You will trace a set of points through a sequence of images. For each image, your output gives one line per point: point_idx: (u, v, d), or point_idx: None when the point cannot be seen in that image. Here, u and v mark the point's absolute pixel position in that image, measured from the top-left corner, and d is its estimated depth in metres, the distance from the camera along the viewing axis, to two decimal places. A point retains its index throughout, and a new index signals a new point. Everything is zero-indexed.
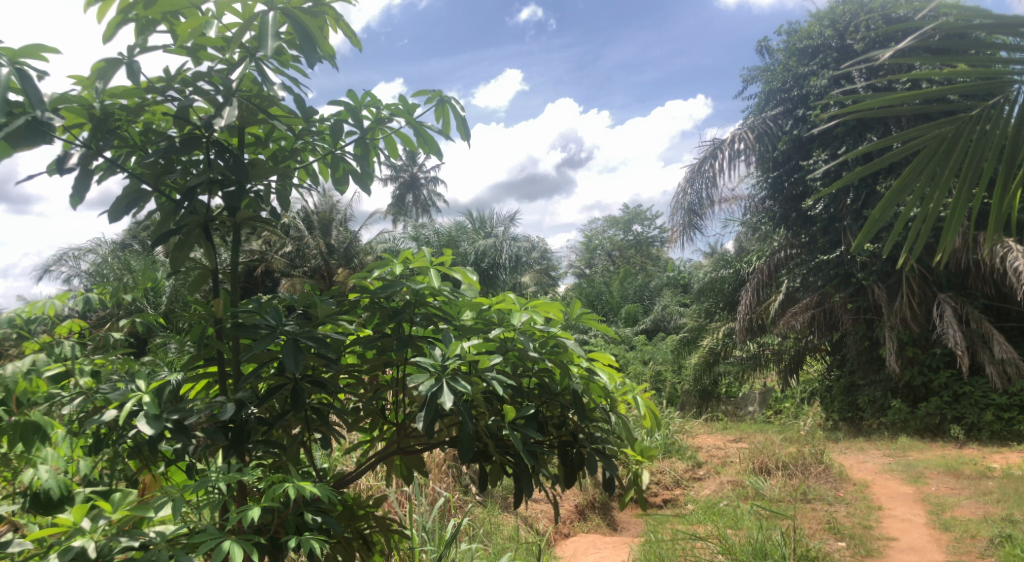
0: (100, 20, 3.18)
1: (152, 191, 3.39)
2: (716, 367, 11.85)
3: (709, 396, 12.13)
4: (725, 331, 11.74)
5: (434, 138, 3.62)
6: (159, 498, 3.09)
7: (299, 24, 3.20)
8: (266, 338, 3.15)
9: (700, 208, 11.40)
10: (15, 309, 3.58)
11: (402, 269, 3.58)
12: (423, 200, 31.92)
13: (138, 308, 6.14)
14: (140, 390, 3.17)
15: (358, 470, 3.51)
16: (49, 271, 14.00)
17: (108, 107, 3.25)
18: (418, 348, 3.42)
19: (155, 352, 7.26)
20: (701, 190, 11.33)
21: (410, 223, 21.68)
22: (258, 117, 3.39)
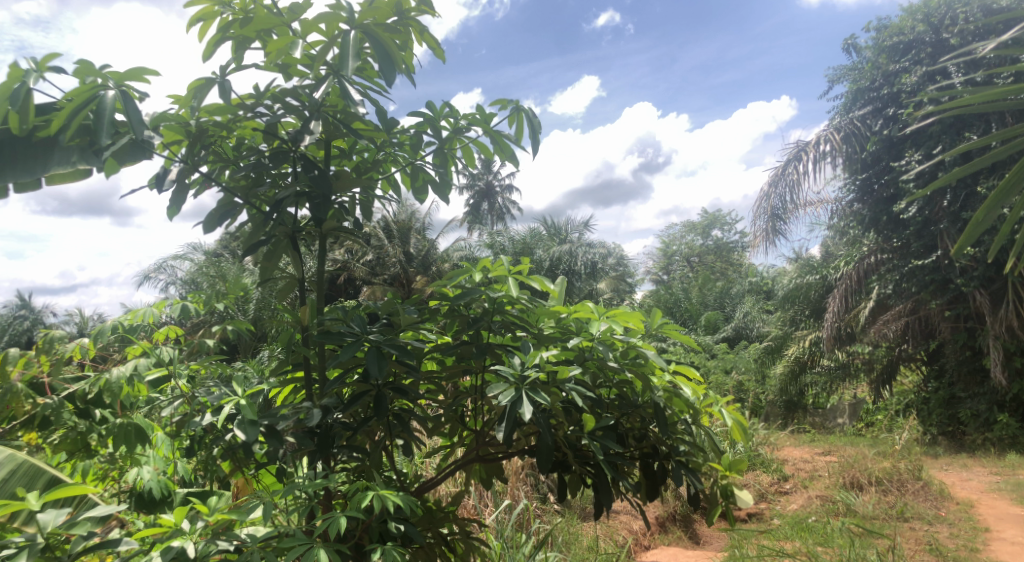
0: (202, 40, 3.44)
1: (244, 203, 3.55)
2: (801, 376, 11.43)
3: (795, 406, 11.72)
4: (812, 339, 11.34)
5: (508, 145, 3.64)
6: (250, 501, 3.22)
7: (378, 43, 3.31)
8: (351, 346, 3.25)
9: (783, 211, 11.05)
10: (119, 317, 3.78)
11: (481, 277, 3.59)
12: (499, 207, 32.15)
13: (232, 316, 6.41)
14: (234, 394, 3.32)
15: (439, 477, 3.55)
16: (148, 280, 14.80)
17: (204, 124, 3.42)
18: (496, 356, 3.45)
19: (248, 358, 7.58)
20: (784, 193, 10.98)
21: (485, 231, 21.86)
22: (342, 132, 3.51)
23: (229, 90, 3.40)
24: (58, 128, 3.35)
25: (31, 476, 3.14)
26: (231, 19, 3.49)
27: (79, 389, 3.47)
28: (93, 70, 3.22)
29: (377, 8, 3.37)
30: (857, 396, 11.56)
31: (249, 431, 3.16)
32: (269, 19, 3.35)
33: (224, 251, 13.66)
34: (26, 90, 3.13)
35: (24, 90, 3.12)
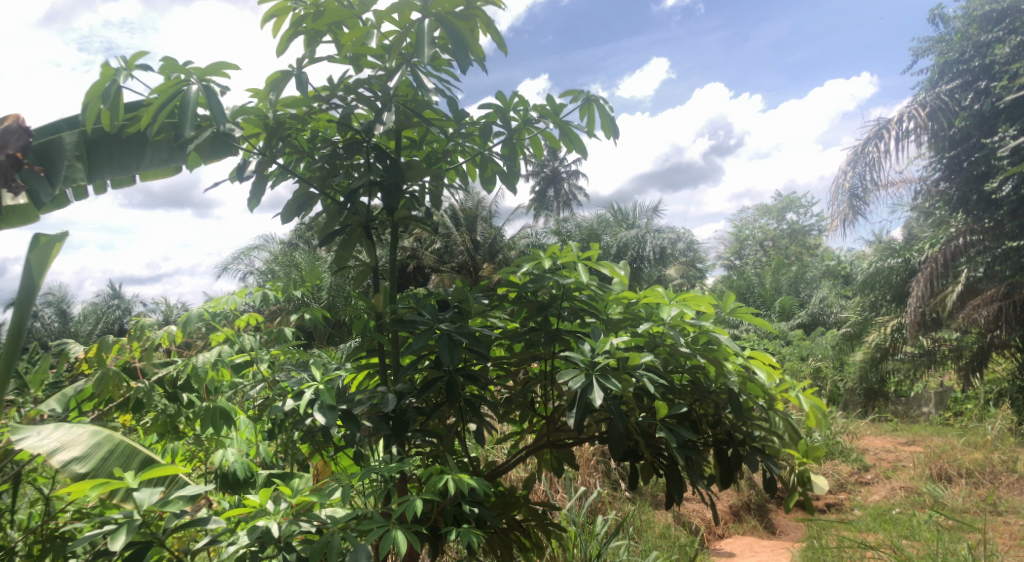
0: (276, 35, 3.53)
1: (318, 194, 3.64)
2: (882, 364, 10.99)
3: (877, 394, 11.31)
4: (894, 325, 10.71)
5: (579, 136, 3.61)
6: (329, 483, 3.32)
7: (452, 30, 3.34)
8: (423, 333, 3.30)
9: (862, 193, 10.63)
10: (203, 305, 3.91)
11: (550, 264, 3.58)
12: (564, 194, 31.96)
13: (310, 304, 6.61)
14: (313, 380, 3.42)
15: (511, 462, 3.57)
16: (226, 270, 15.37)
17: (281, 117, 3.52)
18: (566, 342, 3.44)
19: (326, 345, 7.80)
20: (864, 173, 10.53)
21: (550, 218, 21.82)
22: (413, 121, 3.56)
23: (304, 82, 3.48)
24: (146, 124, 3.51)
25: (126, 455, 3.29)
26: (303, 13, 3.56)
27: (166, 375, 3.62)
28: (177, 67, 3.36)
29: None
30: (945, 385, 11.44)
31: (328, 415, 3.27)
32: (342, 11, 3.41)
33: (299, 242, 14.07)
34: (117, 88, 3.28)
35: (115, 89, 3.27)
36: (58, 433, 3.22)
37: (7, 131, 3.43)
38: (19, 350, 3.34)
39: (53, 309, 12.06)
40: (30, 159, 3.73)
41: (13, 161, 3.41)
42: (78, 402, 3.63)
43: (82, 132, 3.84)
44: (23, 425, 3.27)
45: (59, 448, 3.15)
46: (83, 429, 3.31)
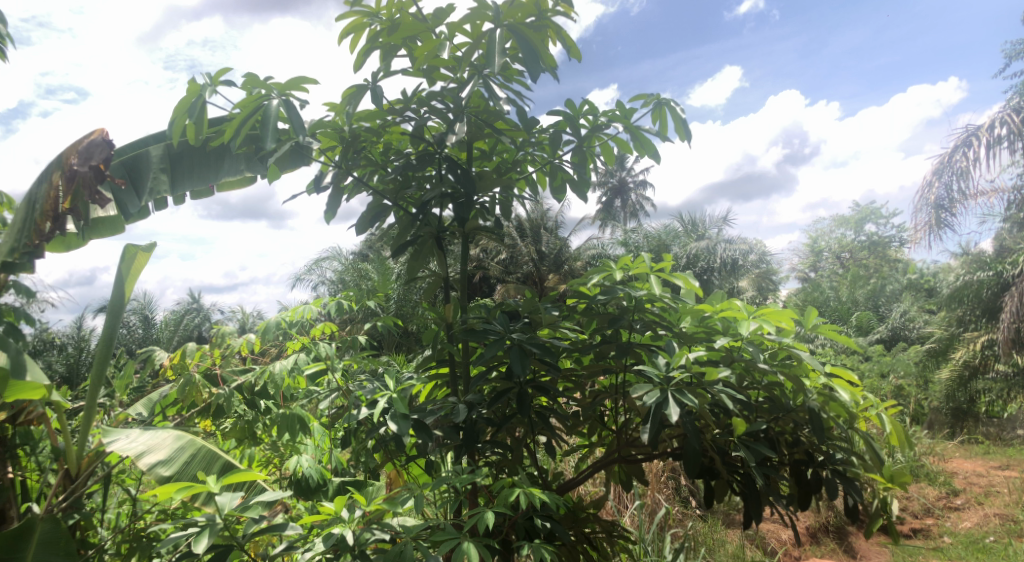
0: (352, 50, 3.60)
1: (392, 205, 3.70)
2: (969, 384, 10.20)
3: (965, 414, 10.63)
4: (986, 341, 10.08)
5: (650, 140, 3.56)
6: (402, 493, 3.34)
7: (524, 40, 3.35)
8: (495, 344, 3.31)
9: (950, 203, 10.25)
10: (280, 313, 4.01)
11: (621, 276, 3.49)
12: (630, 204, 31.64)
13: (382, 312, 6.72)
14: (386, 389, 3.47)
15: (581, 476, 3.52)
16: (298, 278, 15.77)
17: (356, 130, 3.61)
18: (638, 356, 3.38)
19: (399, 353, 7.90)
20: (951, 182, 10.11)
21: (615, 228, 21.64)
22: (484, 132, 3.58)
23: (379, 95, 3.55)
24: (230, 138, 3.65)
25: (207, 460, 3.37)
26: (379, 28, 3.61)
27: (245, 381, 3.69)
28: (259, 83, 3.47)
29: (519, 7, 3.40)
30: None
31: (402, 425, 3.30)
32: (416, 24, 3.47)
33: (369, 252, 14.30)
34: (202, 104, 3.41)
35: (201, 105, 3.40)
36: (146, 437, 3.35)
37: (92, 145, 3.58)
38: (109, 356, 3.50)
39: (137, 316, 12.57)
40: (118, 171, 3.91)
41: (98, 174, 3.56)
42: (162, 406, 3.78)
43: (167, 146, 4.01)
44: (112, 428, 3.40)
45: (146, 451, 3.27)
46: (167, 433, 3.43)
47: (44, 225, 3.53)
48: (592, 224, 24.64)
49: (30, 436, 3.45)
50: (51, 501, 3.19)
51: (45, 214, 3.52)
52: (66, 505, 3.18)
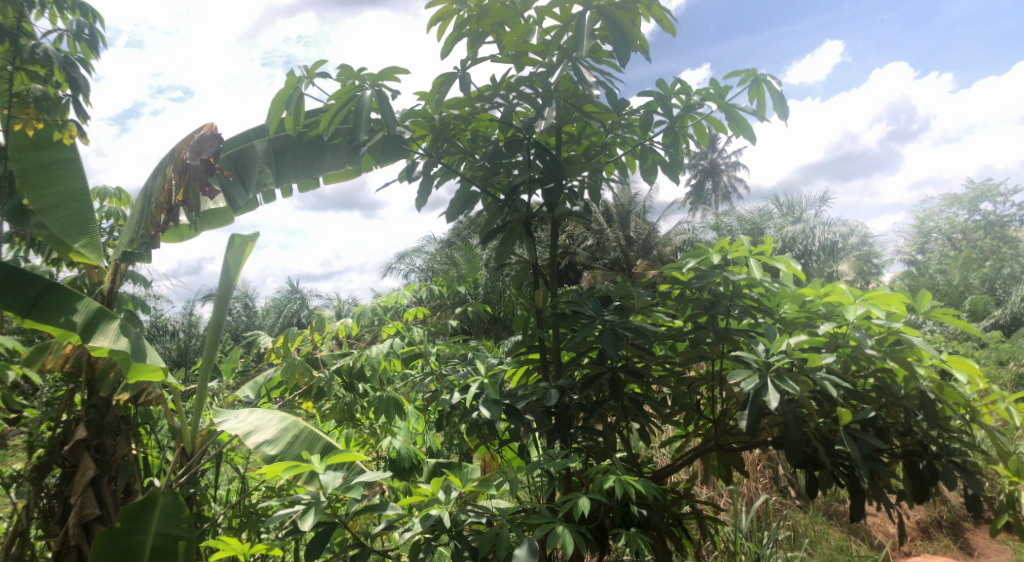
0: (441, 39, 3.64)
1: (480, 192, 3.73)
2: None
3: None
4: None
5: (746, 119, 3.44)
6: (497, 477, 3.37)
7: (613, 22, 3.29)
8: (585, 328, 3.29)
9: None
10: (376, 299, 4.13)
11: (716, 259, 3.39)
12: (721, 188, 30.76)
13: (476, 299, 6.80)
14: (477, 374, 3.51)
15: (676, 464, 3.46)
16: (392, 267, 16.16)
17: (446, 118, 3.66)
18: (735, 342, 3.30)
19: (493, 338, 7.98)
20: None
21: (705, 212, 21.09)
22: (574, 116, 3.55)
23: (469, 82, 3.57)
24: (327, 129, 3.77)
25: (310, 441, 3.48)
26: (468, 15, 3.62)
27: (345, 364, 3.86)
28: (352, 74, 3.55)
29: None
30: None
31: (494, 409, 3.35)
32: (504, 10, 3.47)
33: (460, 240, 14.48)
34: (299, 96, 3.52)
35: (298, 97, 3.52)
36: (253, 417, 3.50)
37: (203, 138, 3.72)
38: (218, 341, 3.67)
39: (242, 304, 13.20)
40: (226, 165, 4.11)
41: (207, 166, 3.70)
42: (267, 389, 3.96)
43: (270, 140, 4.16)
44: (223, 410, 3.59)
45: (254, 431, 3.42)
46: (274, 413, 3.57)
47: (159, 217, 3.76)
48: (681, 208, 24.12)
49: (150, 416, 3.71)
50: (171, 476, 3.41)
51: (159, 206, 3.75)
52: (184, 480, 3.39)
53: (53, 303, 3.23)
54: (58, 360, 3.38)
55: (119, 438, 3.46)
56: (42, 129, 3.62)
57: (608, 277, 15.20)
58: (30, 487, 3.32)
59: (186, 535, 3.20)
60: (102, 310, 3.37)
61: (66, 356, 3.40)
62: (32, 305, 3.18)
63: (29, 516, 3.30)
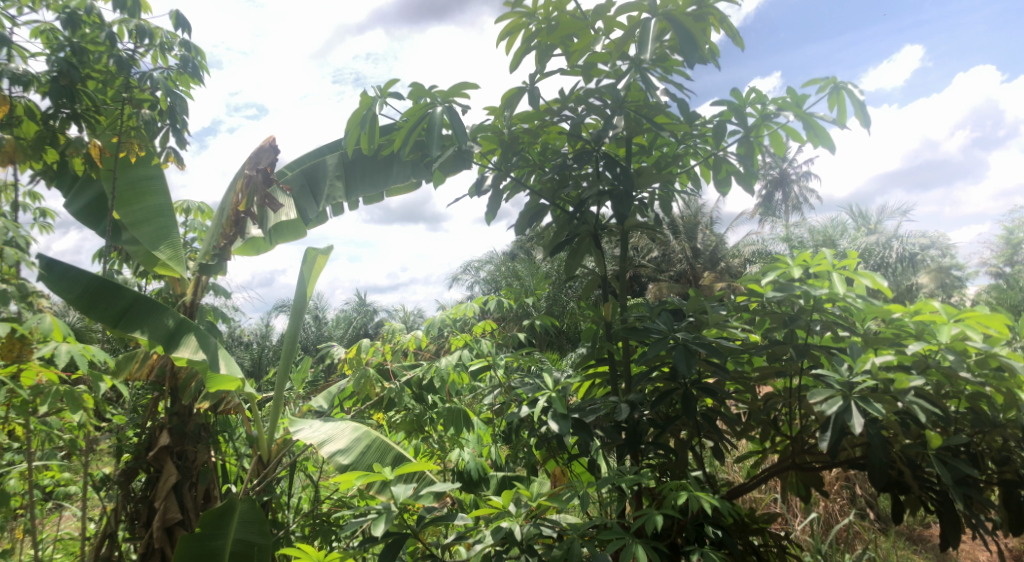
0: (510, 53, 3.66)
1: (549, 205, 3.74)
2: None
3: None
4: None
5: (825, 128, 3.35)
6: (566, 491, 3.34)
7: (681, 29, 3.25)
8: (658, 342, 3.24)
9: None
10: (445, 311, 4.17)
11: (796, 273, 3.30)
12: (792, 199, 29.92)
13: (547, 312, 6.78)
14: (546, 387, 3.49)
15: (752, 483, 3.37)
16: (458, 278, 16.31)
17: (515, 132, 3.67)
18: (815, 359, 3.20)
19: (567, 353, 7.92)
20: None
21: (774, 223, 20.59)
22: (644, 127, 3.51)
23: (537, 96, 3.58)
24: (400, 146, 3.84)
25: (381, 451, 3.53)
26: (536, 28, 3.61)
27: (414, 376, 3.93)
28: (424, 92, 3.61)
29: None
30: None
31: (563, 423, 3.32)
32: (574, 22, 3.47)
33: (524, 250, 14.52)
34: (372, 116, 3.60)
35: (372, 116, 3.59)
36: (327, 427, 3.57)
37: (261, 151, 3.93)
38: (293, 353, 3.76)
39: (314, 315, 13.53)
40: (300, 180, 4.22)
41: (265, 177, 3.86)
42: (340, 399, 4.05)
43: (342, 154, 4.28)
44: (298, 419, 3.66)
45: (328, 440, 3.48)
46: (347, 424, 3.63)
47: (228, 229, 3.92)
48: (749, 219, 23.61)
49: (227, 424, 3.83)
50: (248, 484, 3.50)
51: (228, 219, 3.90)
52: (260, 488, 3.48)
53: (140, 314, 3.36)
54: (145, 369, 3.57)
55: (200, 445, 3.58)
56: (141, 155, 3.78)
57: (675, 290, 14.96)
58: (118, 490, 3.47)
59: (262, 541, 3.27)
60: (183, 321, 3.46)
61: (151, 366, 3.58)
62: (119, 318, 3.31)
63: (117, 518, 3.45)
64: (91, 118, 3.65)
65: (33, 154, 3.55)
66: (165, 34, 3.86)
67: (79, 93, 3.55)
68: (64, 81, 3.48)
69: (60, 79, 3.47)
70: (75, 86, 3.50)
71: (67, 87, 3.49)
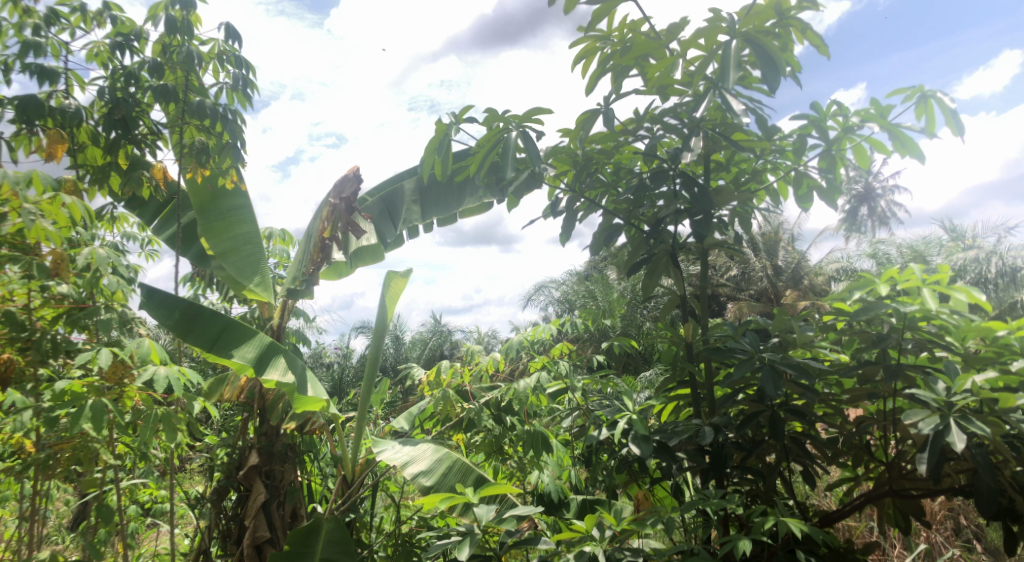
0: (585, 75, 3.67)
1: (625, 224, 3.69)
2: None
3: None
4: None
5: (912, 138, 3.22)
6: (649, 516, 3.25)
7: (762, 49, 3.18)
8: (743, 364, 3.14)
9: None
10: (523, 333, 4.15)
11: (886, 290, 3.15)
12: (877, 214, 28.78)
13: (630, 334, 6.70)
14: (626, 410, 3.44)
15: (846, 510, 3.21)
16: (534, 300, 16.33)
17: (590, 152, 3.67)
18: (911, 380, 3.05)
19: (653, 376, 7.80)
20: None
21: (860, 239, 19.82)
22: (722, 144, 3.44)
23: (612, 117, 3.57)
24: (475, 170, 3.90)
25: (462, 472, 3.54)
26: (610, 50, 3.63)
27: (493, 397, 3.90)
28: (498, 117, 3.65)
29: (757, 13, 3.27)
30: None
31: (644, 446, 3.25)
32: (649, 42, 3.45)
33: (600, 271, 14.48)
34: (448, 141, 3.66)
35: (448, 142, 3.65)
36: (409, 448, 3.60)
37: (345, 180, 4.05)
38: (375, 374, 3.82)
39: (393, 337, 13.79)
40: (377, 205, 4.34)
41: (348, 205, 3.97)
42: (421, 420, 4.10)
43: (417, 180, 4.37)
44: (380, 440, 3.71)
45: (410, 461, 3.50)
46: (427, 445, 3.65)
47: (315, 254, 4.01)
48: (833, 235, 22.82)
49: (312, 444, 3.93)
50: (332, 504, 3.57)
51: (314, 244, 4.00)
52: (344, 507, 3.53)
53: (232, 339, 3.48)
54: (235, 391, 3.70)
55: (287, 464, 3.67)
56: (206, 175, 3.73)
57: (757, 310, 14.56)
58: (211, 508, 3.61)
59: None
60: (274, 343, 3.60)
61: (241, 388, 3.71)
62: (214, 342, 3.43)
63: (210, 535, 3.58)
64: (150, 140, 3.59)
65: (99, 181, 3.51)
66: (219, 46, 3.81)
67: (136, 121, 3.46)
68: (117, 113, 3.38)
69: (113, 112, 3.38)
70: (130, 117, 3.41)
71: (121, 120, 3.40)
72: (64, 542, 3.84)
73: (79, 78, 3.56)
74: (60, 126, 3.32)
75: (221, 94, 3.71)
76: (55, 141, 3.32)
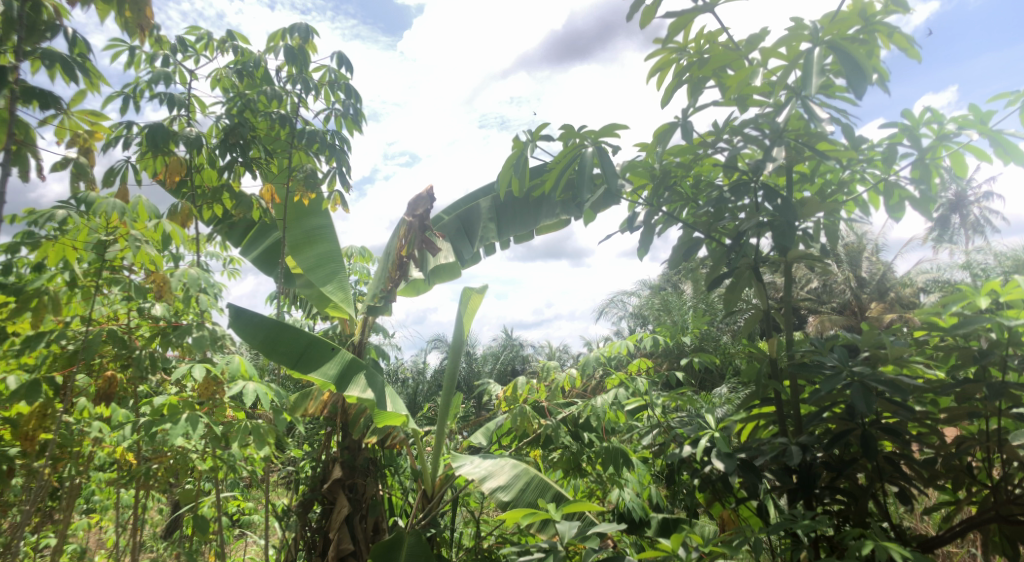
0: (661, 88, 3.64)
1: (705, 237, 3.62)
2: None
3: None
4: None
5: (1018, 143, 3.06)
6: (735, 536, 3.15)
7: (847, 57, 3.08)
8: (832, 379, 3.02)
9: None
10: (599, 348, 4.12)
11: (985, 303, 2.98)
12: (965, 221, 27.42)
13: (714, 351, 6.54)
14: (708, 427, 3.37)
15: (947, 535, 3.04)
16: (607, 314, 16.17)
17: (668, 166, 3.62)
18: (1015, 398, 2.88)
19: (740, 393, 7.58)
20: None
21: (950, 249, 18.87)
22: (806, 154, 3.34)
23: (690, 130, 3.53)
24: (552, 187, 3.90)
25: (541, 489, 3.52)
26: (688, 62, 3.58)
27: (570, 414, 3.92)
28: (574, 133, 3.64)
29: (842, 19, 3.17)
30: None
31: (727, 462, 3.17)
32: (728, 53, 3.40)
33: (674, 284, 14.24)
34: (525, 159, 3.68)
35: (525, 160, 3.67)
36: (487, 464, 3.61)
37: (417, 199, 4.10)
38: (454, 390, 3.84)
39: (466, 351, 13.89)
40: (455, 223, 4.41)
41: (422, 221, 4.04)
42: (499, 435, 4.10)
43: (493, 198, 4.42)
44: (459, 455, 3.74)
45: (488, 476, 3.51)
46: (506, 460, 3.65)
47: (393, 272, 4.07)
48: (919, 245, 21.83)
49: (393, 459, 3.99)
50: (414, 519, 3.60)
51: (392, 263, 4.06)
52: (425, 522, 3.56)
53: (315, 356, 3.58)
54: (318, 406, 3.77)
55: (369, 478, 3.74)
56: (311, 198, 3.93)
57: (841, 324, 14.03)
58: (297, 519, 3.71)
59: None
60: (354, 360, 3.68)
61: (324, 403, 3.78)
62: (298, 358, 3.54)
63: (297, 547, 3.68)
64: (259, 163, 3.73)
65: (210, 201, 3.67)
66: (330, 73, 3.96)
67: (248, 143, 3.59)
68: (232, 138, 3.51)
69: (228, 137, 3.52)
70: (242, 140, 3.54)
71: (236, 144, 3.54)
72: (159, 551, 3.99)
73: (202, 104, 3.75)
74: (179, 157, 3.50)
75: (328, 120, 3.85)
76: (175, 167, 3.50)
